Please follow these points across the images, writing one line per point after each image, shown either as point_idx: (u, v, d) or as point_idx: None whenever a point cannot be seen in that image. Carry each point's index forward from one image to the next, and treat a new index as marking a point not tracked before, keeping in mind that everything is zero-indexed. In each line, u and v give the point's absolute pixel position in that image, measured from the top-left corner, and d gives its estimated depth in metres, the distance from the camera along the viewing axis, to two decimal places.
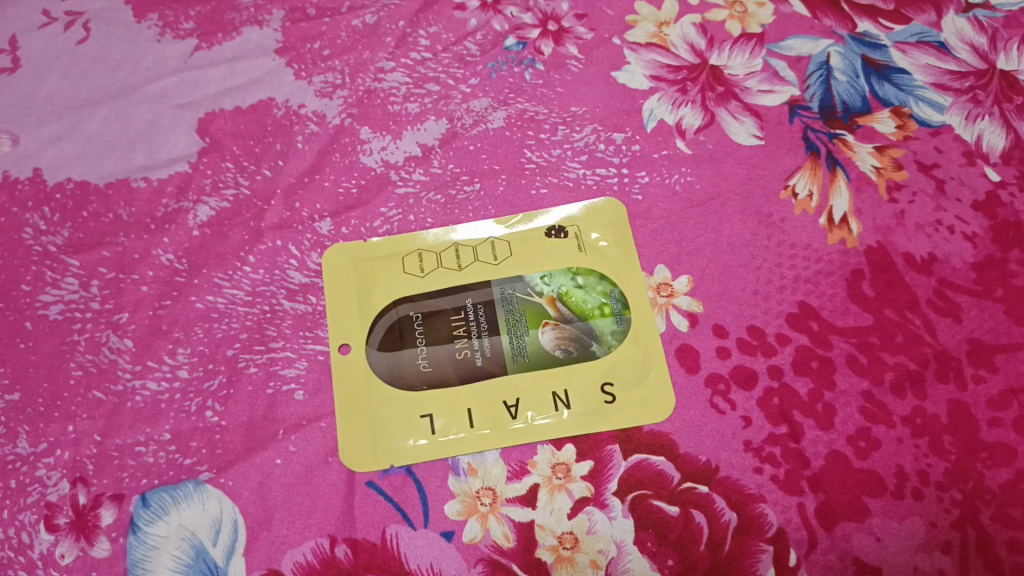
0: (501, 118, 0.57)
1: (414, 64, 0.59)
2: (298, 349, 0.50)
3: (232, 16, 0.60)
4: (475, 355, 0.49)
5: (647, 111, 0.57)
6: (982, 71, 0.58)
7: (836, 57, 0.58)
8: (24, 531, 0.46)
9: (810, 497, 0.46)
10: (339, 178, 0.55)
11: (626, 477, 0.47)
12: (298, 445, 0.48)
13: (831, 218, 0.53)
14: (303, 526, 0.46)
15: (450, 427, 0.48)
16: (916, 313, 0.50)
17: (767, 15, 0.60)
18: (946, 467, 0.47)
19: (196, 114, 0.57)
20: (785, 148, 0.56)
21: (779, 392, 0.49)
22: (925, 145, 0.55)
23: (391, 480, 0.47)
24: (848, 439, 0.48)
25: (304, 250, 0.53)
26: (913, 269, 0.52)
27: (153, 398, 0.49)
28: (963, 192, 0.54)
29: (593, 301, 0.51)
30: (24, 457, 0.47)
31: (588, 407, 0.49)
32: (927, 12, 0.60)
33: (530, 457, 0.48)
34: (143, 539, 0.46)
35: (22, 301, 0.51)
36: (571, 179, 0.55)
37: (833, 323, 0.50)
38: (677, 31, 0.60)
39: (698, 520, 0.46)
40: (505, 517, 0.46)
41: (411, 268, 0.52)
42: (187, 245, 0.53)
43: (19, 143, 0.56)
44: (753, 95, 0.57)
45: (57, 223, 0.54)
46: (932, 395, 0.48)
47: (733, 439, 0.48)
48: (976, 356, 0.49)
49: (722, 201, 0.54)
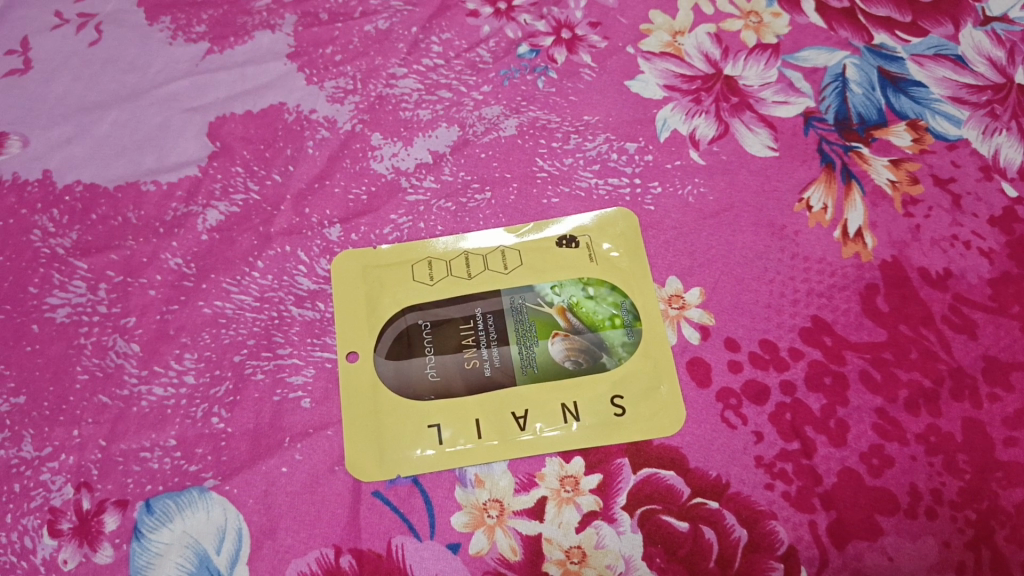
0: (513, 126, 0.56)
1: (426, 70, 0.58)
2: (305, 356, 0.50)
3: (244, 20, 0.60)
4: (484, 365, 0.49)
5: (660, 121, 0.56)
6: (1000, 85, 0.57)
7: (851, 69, 0.58)
8: (27, 536, 0.45)
9: (822, 514, 0.46)
10: (350, 185, 0.54)
11: (635, 492, 0.46)
12: (304, 453, 0.47)
13: (846, 231, 0.53)
14: (308, 535, 0.45)
15: (457, 437, 0.48)
16: (931, 329, 0.50)
17: (782, 25, 0.60)
18: (961, 486, 0.46)
19: (206, 118, 0.57)
20: (799, 160, 0.55)
21: (791, 407, 0.48)
22: (941, 159, 0.55)
23: (398, 490, 0.47)
24: (861, 456, 0.47)
25: (313, 256, 0.52)
26: (928, 284, 0.51)
27: (158, 404, 0.48)
28: (980, 207, 0.53)
29: (603, 312, 0.51)
30: (29, 461, 0.47)
31: (597, 419, 0.48)
32: (944, 25, 0.59)
33: (538, 469, 0.47)
34: (146, 546, 0.45)
35: (29, 303, 0.51)
36: (583, 189, 0.54)
37: (846, 338, 0.50)
38: (691, 41, 0.59)
39: (708, 536, 0.45)
40: (513, 529, 0.46)
41: (420, 276, 0.52)
42: (195, 250, 0.53)
43: (29, 145, 0.56)
44: (767, 107, 0.57)
45: (66, 226, 0.53)
46: (947, 412, 0.48)
47: (744, 454, 0.47)
48: (992, 374, 0.48)
49: (735, 212, 0.54)
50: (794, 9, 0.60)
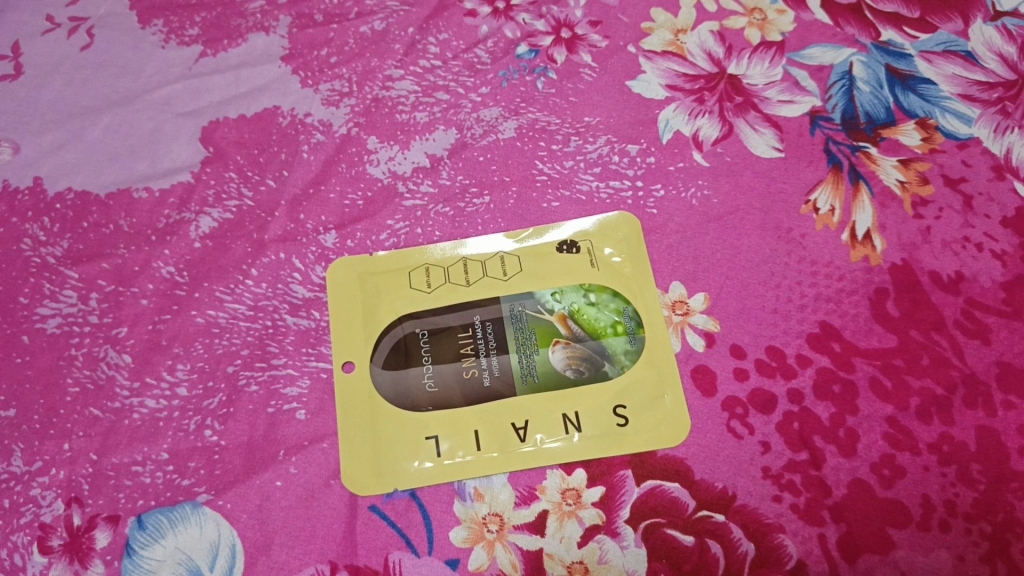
0: (512, 128, 0.55)
1: (423, 72, 0.57)
2: (300, 366, 0.48)
3: (237, 22, 0.59)
4: (483, 374, 0.48)
5: (663, 122, 0.55)
6: (1012, 82, 0.55)
7: (859, 66, 0.56)
8: (16, 553, 0.44)
9: (832, 527, 0.44)
10: (345, 190, 0.53)
11: (639, 505, 0.45)
12: (299, 467, 0.46)
13: (854, 234, 0.51)
14: (303, 551, 0.44)
15: (457, 450, 0.46)
16: (943, 334, 0.48)
17: (787, 22, 0.58)
18: (975, 497, 0.45)
19: (199, 123, 0.56)
20: (805, 161, 0.54)
21: (799, 416, 0.47)
22: (951, 159, 0.53)
23: (394, 504, 0.45)
24: (872, 466, 0.46)
25: (308, 263, 0.51)
26: (940, 288, 0.49)
27: (151, 416, 0.47)
28: (992, 208, 0.51)
29: (605, 319, 0.49)
30: (19, 475, 0.46)
31: (599, 430, 0.47)
32: (954, 21, 0.58)
33: (539, 482, 0.46)
34: (138, 563, 0.44)
35: (20, 314, 0.50)
36: (584, 193, 0.53)
37: (856, 344, 0.48)
38: (694, 39, 0.58)
39: (714, 550, 0.44)
40: (513, 544, 0.44)
41: (418, 283, 0.51)
42: (187, 258, 0.51)
43: (20, 151, 0.55)
44: (773, 106, 0.55)
45: (57, 235, 0.52)
46: (960, 421, 0.46)
47: (751, 465, 0.46)
48: (1006, 381, 0.47)
49: (741, 216, 0.52)
50: (799, 6, 0.59)
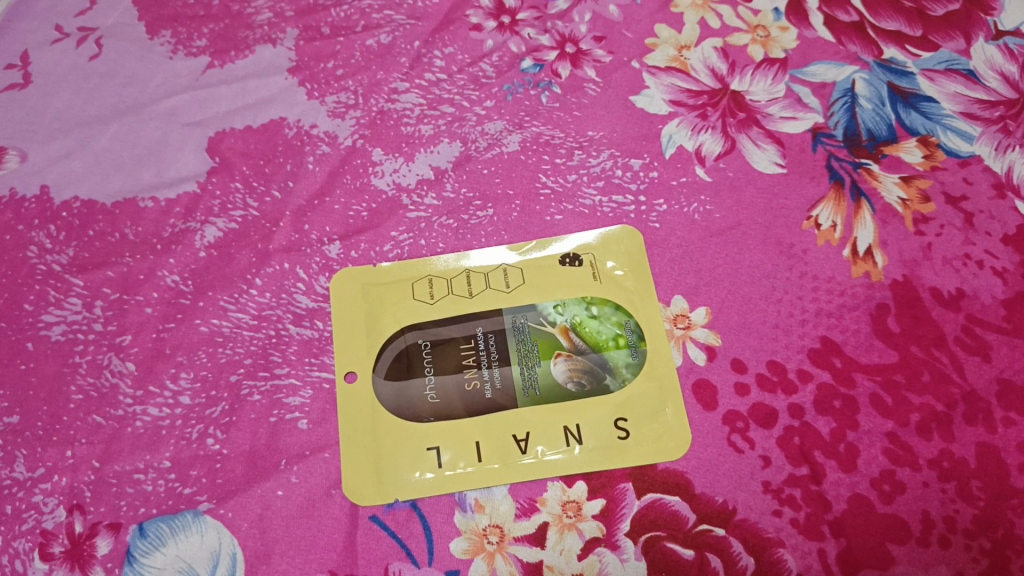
0: (515, 141, 0.56)
1: (428, 85, 0.58)
2: (303, 376, 0.49)
3: (245, 34, 0.59)
4: (485, 386, 0.48)
5: (666, 137, 0.55)
6: (1013, 101, 0.56)
7: (861, 84, 0.57)
8: (18, 559, 0.45)
9: (831, 542, 0.44)
10: (350, 201, 0.54)
11: (639, 518, 0.45)
12: (300, 476, 0.46)
13: (856, 249, 0.52)
14: (303, 561, 0.44)
15: (458, 461, 0.46)
16: (943, 351, 0.48)
17: (790, 39, 0.59)
18: (975, 514, 0.45)
19: (205, 133, 0.56)
20: (807, 177, 0.54)
21: (800, 430, 0.47)
22: (953, 176, 0.53)
23: (395, 515, 0.45)
24: (872, 482, 0.46)
25: (312, 274, 0.52)
26: (940, 304, 0.50)
27: (153, 424, 0.48)
28: (993, 225, 0.52)
29: (606, 332, 0.50)
30: (21, 482, 0.46)
31: (600, 442, 0.47)
32: (955, 39, 0.58)
33: (540, 494, 0.46)
34: (138, 570, 0.44)
35: (24, 320, 0.51)
36: (587, 206, 0.54)
37: (856, 360, 0.48)
38: (698, 55, 0.59)
39: (714, 564, 0.44)
40: (513, 556, 0.44)
41: (422, 294, 0.51)
42: (193, 267, 0.52)
43: (27, 159, 0.56)
44: (775, 122, 0.56)
45: (63, 243, 0.53)
46: (960, 437, 0.46)
47: (751, 479, 0.46)
48: (1006, 398, 0.47)
49: (742, 231, 0.52)
50: (801, 23, 0.59)
